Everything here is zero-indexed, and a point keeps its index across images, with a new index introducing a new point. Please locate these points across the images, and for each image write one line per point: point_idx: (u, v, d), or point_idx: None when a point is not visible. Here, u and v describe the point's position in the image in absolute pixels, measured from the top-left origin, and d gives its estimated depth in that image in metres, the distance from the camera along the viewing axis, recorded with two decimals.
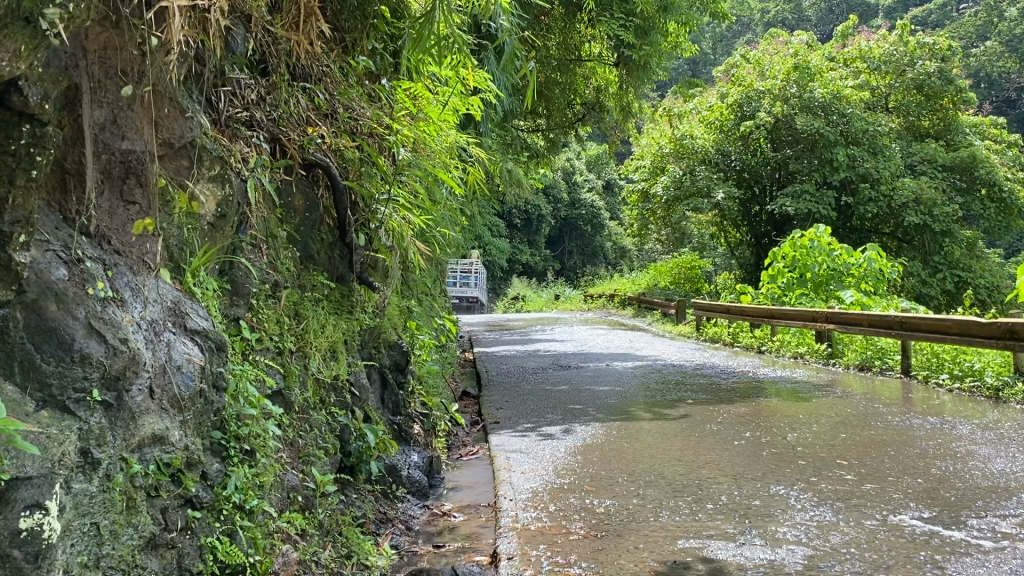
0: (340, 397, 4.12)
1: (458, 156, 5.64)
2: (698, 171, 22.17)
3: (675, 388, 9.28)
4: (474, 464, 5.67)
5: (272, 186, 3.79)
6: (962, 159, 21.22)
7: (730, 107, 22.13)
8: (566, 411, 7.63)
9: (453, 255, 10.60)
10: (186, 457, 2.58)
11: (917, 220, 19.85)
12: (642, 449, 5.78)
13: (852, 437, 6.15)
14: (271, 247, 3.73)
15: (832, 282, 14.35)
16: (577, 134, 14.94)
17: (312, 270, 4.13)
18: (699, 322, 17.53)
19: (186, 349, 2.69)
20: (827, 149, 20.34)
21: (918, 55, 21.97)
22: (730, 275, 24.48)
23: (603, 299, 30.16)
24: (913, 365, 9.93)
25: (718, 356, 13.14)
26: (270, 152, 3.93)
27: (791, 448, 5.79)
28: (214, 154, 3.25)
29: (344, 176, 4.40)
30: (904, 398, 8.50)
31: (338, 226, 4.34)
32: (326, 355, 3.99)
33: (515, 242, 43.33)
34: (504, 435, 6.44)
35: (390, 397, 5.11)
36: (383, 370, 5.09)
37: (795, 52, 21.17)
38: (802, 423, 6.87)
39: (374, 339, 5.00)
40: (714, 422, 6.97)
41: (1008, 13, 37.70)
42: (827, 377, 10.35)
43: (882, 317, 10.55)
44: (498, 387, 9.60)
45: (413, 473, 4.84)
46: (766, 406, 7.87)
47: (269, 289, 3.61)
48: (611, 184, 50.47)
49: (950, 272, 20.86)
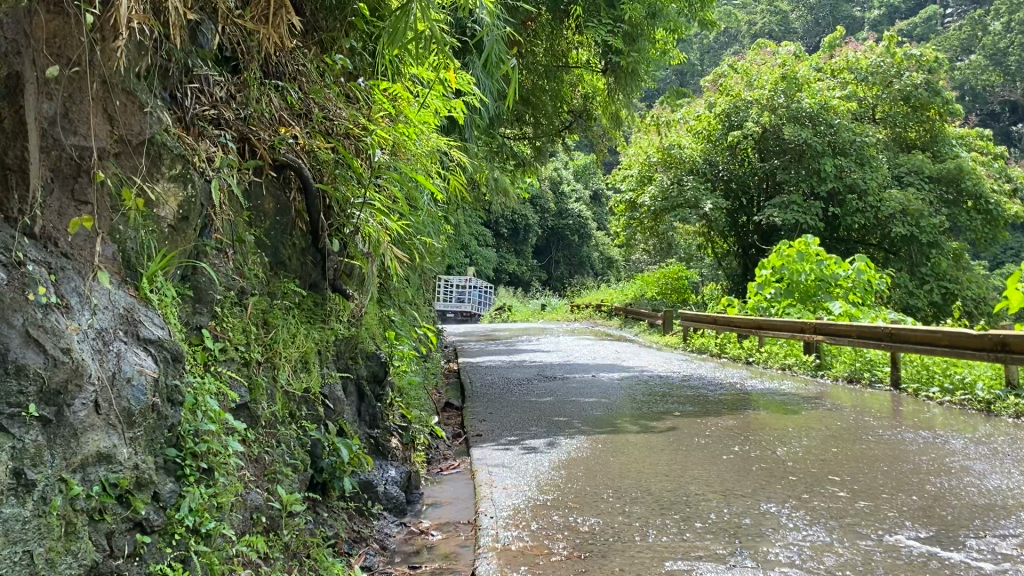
0: (312, 410, 3.92)
1: (440, 160, 5.46)
2: (685, 181, 22.08)
3: (662, 400, 9.11)
4: (455, 479, 5.47)
5: (240, 187, 3.61)
6: (948, 171, 21.21)
7: (717, 116, 22.06)
8: (551, 424, 7.45)
9: (437, 263, 10.41)
10: (136, 476, 2.38)
11: (904, 231, 19.82)
12: (628, 464, 5.60)
13: (843, 452, 6.00)
14: (238, 252, 3.53)
15: (820, 293, 14.24)
16: (564, 142, 14.81)
17: (283, 277, 3.93)
18: (686, 332, 17.38)
19: (139, 360, 2.48)
20: (815, 160, 20.27)
21: (904, 67, 22.00)
22: (717, 286, 24.38)
23: (590, 309, 30.02)
24: (902, 378, 9.81)
25: (705, 367, 12.98)
26: (238, 152, 3.75)
27: (781, 463, 5.62)
28: (176, 153, 3.06)
29: (318, 179, 4.20)
30: (894, 411, 8.35)
31: (311, 231, 4.14)
32: (296, 367, 3.79)
33: (501, 252, 43.15)
34: (486, 448, 6.25)
35: (367, 410, 4.92)
36: (360, 382, 4.90)
37: (783, 62, 21.15)
38: (791, 436, 6.71)
39: (351, 350, 4.81)
40: (702, 435, 6.79)
41: (992, 27, 37.90)
42: (816, 389, 10.20)
43: (871, 328, 10.44)
44: (482, 398, 9.40)
45: (390, 489, 4.64)
46: (755, 419, 7.71)
47: (235, 296, 3.42)
48: (599, 194, 50.43)
49: (937, 283, 20.81)
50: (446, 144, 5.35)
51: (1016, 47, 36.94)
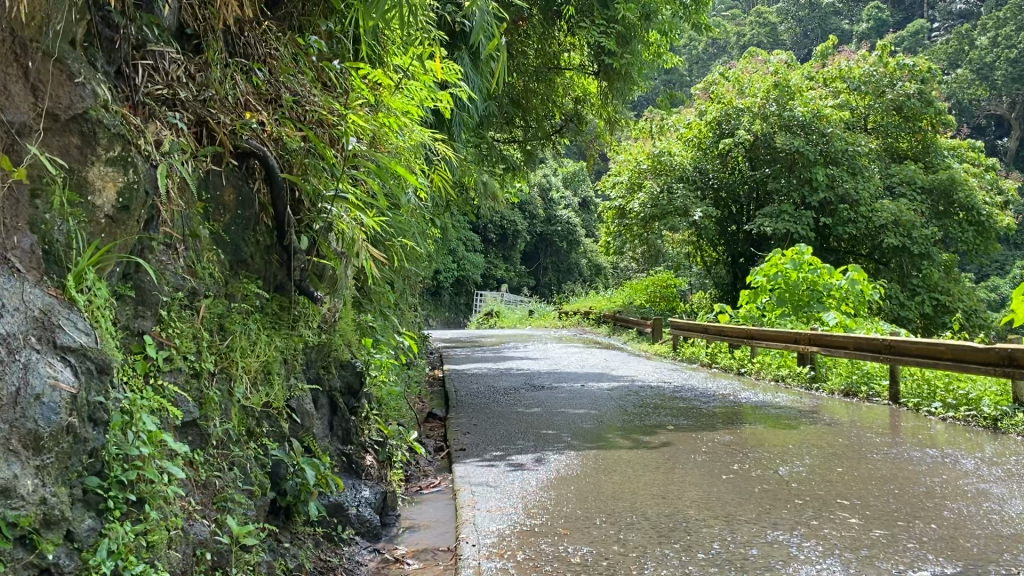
0: (273, 426, 3.53)
1: (423, 155, 5.06)
2: (675, 189, 21.76)
3: (654, 413, 8.73)
4: (435, 499, 5.08)
5: (194, 176, 3.20)
6: (941, 182, 21.01)
7: (708, 124, 21.75)
8: (538, 438, 7.06)
9: (421, 267, 10.01)
10: (44, 513, 1.97)
11: (896, 242, 19.58)
12: (621, 484, 5.21)
13: (850, 472, 5.64)
14: (191, 248, 3.13)
15: (813, 303, 13.93)
16: (554, 147, 14.46)
17: (243, 278, 3.51)
18: (675, 341, 17.04)
19: (52, 372, 2.08)
20: (807, 169, 19.89)
21: (897, 76, 21.80)
22: (706, 294, 24.04)
23: (577, 317, 29.65)
24: (902, 392, 9.47)
25: (696, 377, 12.63)
26: (195, 137, 3.34)
27: (785, 484, 5.25)
28: (114, 132, 2.64)
29: (286, 169, 3.77)
30: (896, 427, 8.00)
31: (277, 227, 3.70)
32: (257, 378, 3.40)
33: (488, 258, 42.74)
34: (469, 464, 5.86)
35: (340, 424, 4.55)
36: (332, 393, 4.53)
37: (775, 70, 20.89)
38: (792, 453, 6.34)
39: (321, 358, 4.43)
40: (698, 452, 6.41)
41: (979, 42, 37.99)
42: (811, 402, 9.85)
43: (869, 340, 10.10)
44: (467, 409, 9.01)
45: (362, 512, 4.25)
46: (752, 435, 7.34)
47: (186, 298, 3.02)
48: (587, 202, 50.15)
49: (928, 295, 20.55)
50: (430, 136, 4.95)
51: (1003, 61, 36.98)
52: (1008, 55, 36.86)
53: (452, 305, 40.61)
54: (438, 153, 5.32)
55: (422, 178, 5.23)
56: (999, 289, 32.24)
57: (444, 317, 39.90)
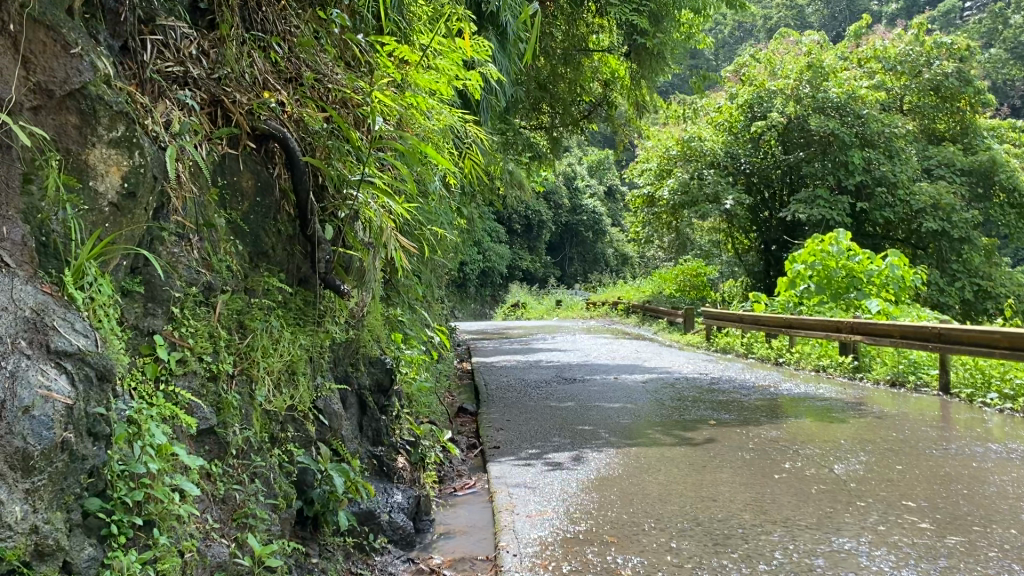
0: (299, 431, 3.28)
1: (452, 138, 4.75)
2: (706, 175, 21.28)
3: (694, 406, 8.40)
4: (470, 502, 4.81)
5: (208, 159, 2.93)
6: (981, 163, 20.41)
7: (740, 107, 21.23)
8: (575, 434, 6.77)
9: (449, 258, 9.74)
10: (37, 544, 1.71)
11: (935, 226, 19.02)
12: (668, 485, 4.91)
13: (911, 470, 5.28)
14: (207, 239, 2.86)
15: (853, 291, 13.48)
16: (582, 133, 14.11)
17: (265, 271, 3.21)
18: (708, 331, 16.64)
19: (44, 381, 1.83)
20: (843, 152, 19.40)
21: (934, 55, 21.15)
22: (738, 283, 23.52)
23: (606, 307, 29.23)
24: (953, 382, 9.06)
25: (733, 368, 12.24)
26: (208, 118, 3.06)
27: (843, 484, 4.92)
28: (117, 109, 2.38)
29: (308, 153, 3.47)
30: (951, 419, 7.62)
31: (299, 215, 3.39)
32: (281, 378, 3.13)
33: (515, 248, 42.37)
34: (505, 463, 5.58)
35: (370, 424, 4.31)
36: (361, 392, 4.29)
37: (808, 50, 20.35)
38: (846, 450, 5.99)
39: (349, 356, 4.18)
40: (745, 449, 6.08)
41: (1013, 20, 36.94)
42: (856, 393, 9.47)
43: (916, 328, 9.69)
44: (498, 403, 8.73)
45: (395, 518, 3.98)
46: (801, 429, 7.00)
47: (201, 295, 2.75)
48: (613, 191, 49.60)
49: (969, 280, 19.92)
50: (459, 117, 4.64)
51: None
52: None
53: (478, 296, 40.33)
54: (467, 136, 5.02)
55: (451, 164, 4.93)
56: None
57: (470, 309, 39.55)
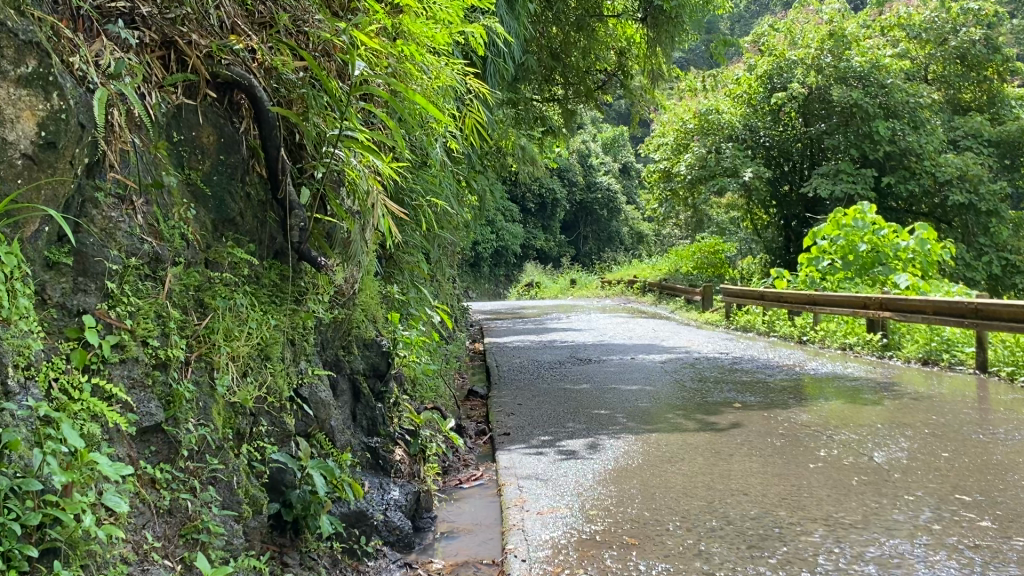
0: (273, 425, 2.87)
1: (451, 92, 4.27)
2: (724, 148, 20.64)
3: (716, 388, 7.95)
4: (476, 497, 4.38)
5: (155, 107, 2.49)
6: (1009, 133, 19.68)
7: (759, 78, 20.58)
8: (590, 419, 6.35)
9: (457, 235, 9.26)
10: None
11: (962, 199, 18.36)
12: (694, 476, 4.47)
13: (960, 458, 4.82)
14: (155, 202, 2.42)
15: (878, 266, 13.01)
16: (597, 105, 13.55)
17: (230, 241, 2.78)
18: (727, 309, 16.15)
19: None
20: (865, 123, 18.68)
21: (960, 22, 20.38)
22: (756, 260, 22.93)
23: (622, 286, 28.67)
24: (990, 360, 8.56)
25: (756, 347, 11.74)
26: (159, 60, 2.61)
27: (886, 474, 4.47)
28: (24, 39, 1.94)
29: (282, 106, 3.02)
30: (993, 401, 7.12)
31: (271, 176, 2.95)
32: (249, 363, 2.70)
33: (529, 227, 41.84)
34: (515, 452, 5.15)
35: (364, 413, 3.91)
36: (354, 377, 3.89)
37: (830, 18, 19.64)
38: (883, 435, 5.53)
39: (337, 337, 3.76)
40: (774, 435, 5.62)
41: None
42: (887, 373, 8.98)
43: (951, 303, 9.17)
44: (510, 386, 8.31)
45: (390, 516, 3.56)
46: (833, 412, 6.52)
47: (146, 267, 2.31)
48: (629, 168, 48.78)
49: (997, 255, 19.23)
50: (457, 68, 4.16)
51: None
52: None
53: (492, 277, 39.77)
54: (468, 94, 4.55)
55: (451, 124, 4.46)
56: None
57: (484, 289, 39.05)
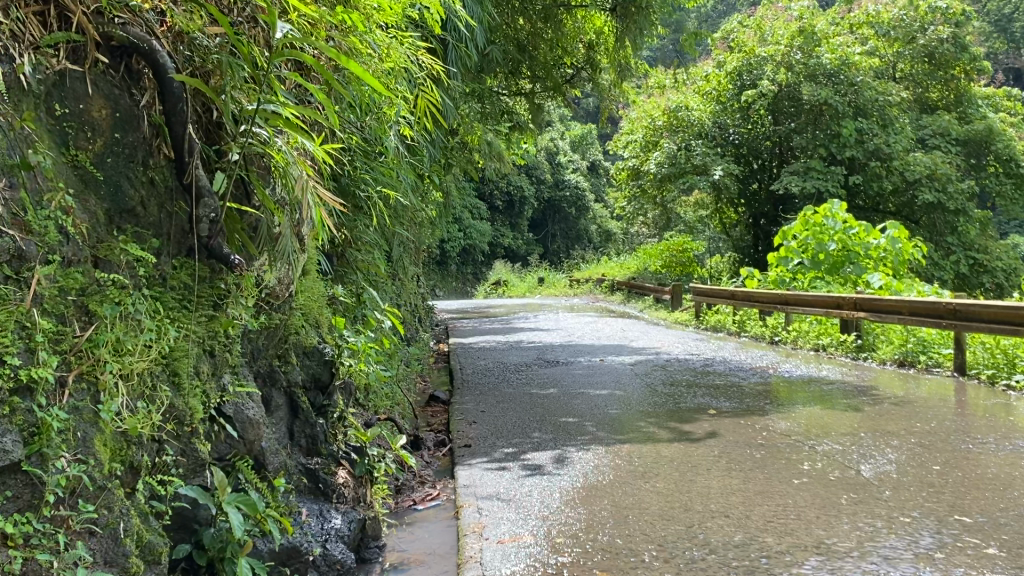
0: (181, 453, 2.44)
1: (398, 66, 3.83)
2: (693, 146, 20.37)
3: (689, 392, 7.59)
4: (430, 521, 3.95)
5: (25, 68, 2.04)
6: (977, 132, 19.54)
7: (728, 75, 20.32)
8: (558, 427, 5.95)
9: (418, 233, 8.81)
10: None
11: (931, 198, 18.21)
12: (669, 496, 4.09)
13: (954, 472, 4.46)
14: (23, 183, 1.96)
15: (849, 265, 12.69)
16: (564, 100, 13.13)
17: (129, 236, 2.34)
18: (697, 308, 15.86)
19: None
20: (835, 122, 18.48)
21: (929, 20, 20.27)
22: (724, 259, 22.71)
23: (591, 285, 28.34)
24: (969, 363, 8.30)
25: (727, 347, 11.42)
26: (36, 16, 2.15)
27: (878, 491, 4.12)
28: None
29: (196, 76, 2.57)
30: (976, 406, 6.83)
31: (179, 159, 2.50)
32: (146, 383, 2.26)
33: (497, 225, 41.39)
34: (476, 468, 4.73)
35: (303, 430, 3.50)
36: (291, 391, 3.48)
37: (799, 15, 19.39)
38: (869, 445, 5.19)
39: (269, 345, 3.34)
40: (752, 445, 5.26)
41: None
42: (862, 375, 8.70)
43: (928, 303, 8.90)
44: (473, 390, 7.89)
45: (328, 551, 3.13)
46: (813, 420, 6.19)
47: (6, 266, 1.86)
48: (597, 166, 48.45)
49: (964, 254, 19.15)
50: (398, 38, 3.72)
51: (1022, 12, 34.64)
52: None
53: (459, 275, 39.36)
54: (418, 69, 4.12)
55: (397, 103, 4.03)
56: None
57: (451, 287, 38.59)
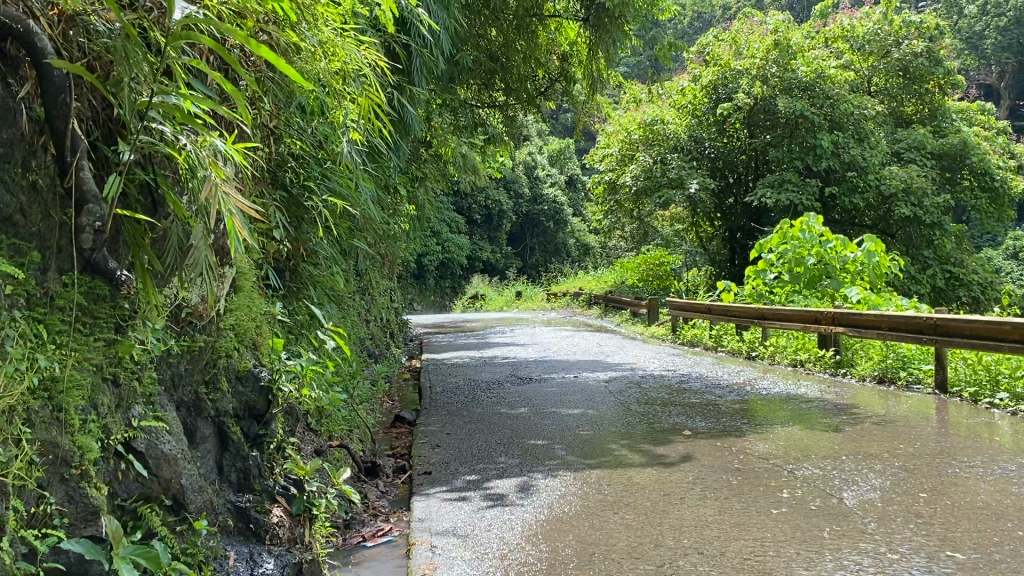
0: (69, 502, 2.12)
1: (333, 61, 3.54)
2: (669, 159, 20.19)
3: (664, 412, 7.30)
4: (378, 560, 3.62)
5: None
6: (952, 146, 19.52)
7: (703, 89, 20.14)
8: (524, 451, 5.64)
9: (386, 247, 8.49)
10: None
11: (907, 212, 18.09)
12: (639, 530, 3.78)
13: (941, 500, 4.18)
14: None
15: (826, 279, 12.50)
16: (539, 112, 12.85)
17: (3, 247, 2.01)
18: (673, 323, 15.63)
19: None
20: (810, 135, 18.34)
21: (903, 35, 20.27)
22: (701, 273, 22.51)
23: (568, 299, 28.08)
24: (950, 380, 8.08)
25: (703, 363, 11.16)
26: None
27: (863, 523, 3.83)
28: None
29: (88, 66, 2.25)
30: (960, 425, 6.59)
31: (66, 160, 2.18)
32: (14, 419, 1.93)
33: (474, 239, 41.09)
34: (434, 499, 4.40)
35: (233, 464, 3.18)
36: (221, 421, 3.16)
37: (775, 28, 19.28)
38: (851, 470, 4.91)
39: (194, 370, 3.02)
40: (729, 470, 4.97)
41: (966, 11, 35.66)
42: (841, 392, 8.46)
43: (908, 318, 8.67)
44: (440, 410, 7.55)
45: None
46: (792, 441, 5.91)
47: None
48: (575, 179, 48.25)
49: (940, 268, 19.05)
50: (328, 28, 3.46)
51: (992, 30, 34.94)
52: (998, 22, 34.72)
53: (436, 288, 39.04)
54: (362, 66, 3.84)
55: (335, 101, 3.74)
56: (997, 243, 30.82)
57: (428, 302, 38.20)
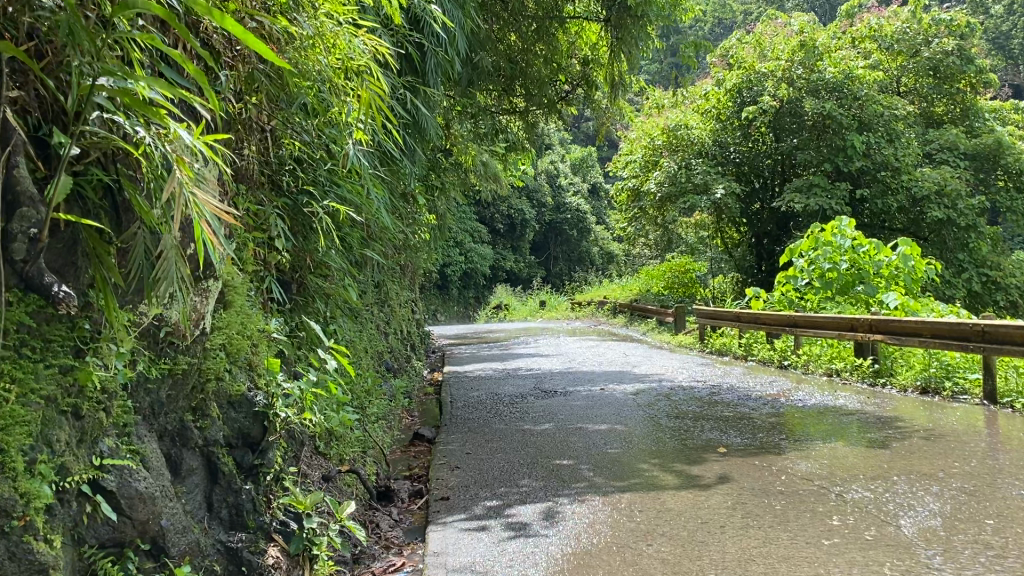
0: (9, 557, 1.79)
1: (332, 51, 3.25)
2: (694, 164, 19.75)
3: (697, 427, 6.90)
4: None
5: None
6: (986, 146, 18.93)
7: (728, 92, 19.68)
8: (548, 472, 5.29)
9: (404, 257, 8.17)
10: None
11: (941, 214, 17.52)
12: (675, 565, 3.41)
13: (1012, 529, 3.77)
14: None
15: (859, 284, 11.84)
16: (560, 117, 12.51)
17: None
18: (701, 331, 15.19)
19: None
20: (839, 136, 17.84)
21: (933, 33, 19.75)
22: (728, 279, 22.03)
23: (592, 309, 27.64)
24: (1000, 390, 7.62)
25: (734, 374, 10.74)
26: None
27: (926, 556, 3.43)
28: None
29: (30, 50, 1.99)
30: (1016, 439, 6.14)
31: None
32: None
33: (497, 249, 40.77)
34: (451, 529, 4.05)
35: (224, 499, 2.86)
36: (210, 451, 2.84)
37: (800, 29, 18.83)
38: (906, 492, 4.51)
39: (179, 395, 2.71)
40: (771, 494, 4.58)
41: (992, 10, 34.91)
42: (883, 403, 8.01)
43: (952, 325, 8.21)
44: (461, 427, 7.20)
45: None
46: (837, 459, 5.50)
47: None
48: (597, 187, 47.80)
49: (977, 271, 18.42)
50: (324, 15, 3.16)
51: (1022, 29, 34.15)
52: None
53: (459, 299, 38.82)
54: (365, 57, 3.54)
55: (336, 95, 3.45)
56: None
57: (451, 313, 37.91)
